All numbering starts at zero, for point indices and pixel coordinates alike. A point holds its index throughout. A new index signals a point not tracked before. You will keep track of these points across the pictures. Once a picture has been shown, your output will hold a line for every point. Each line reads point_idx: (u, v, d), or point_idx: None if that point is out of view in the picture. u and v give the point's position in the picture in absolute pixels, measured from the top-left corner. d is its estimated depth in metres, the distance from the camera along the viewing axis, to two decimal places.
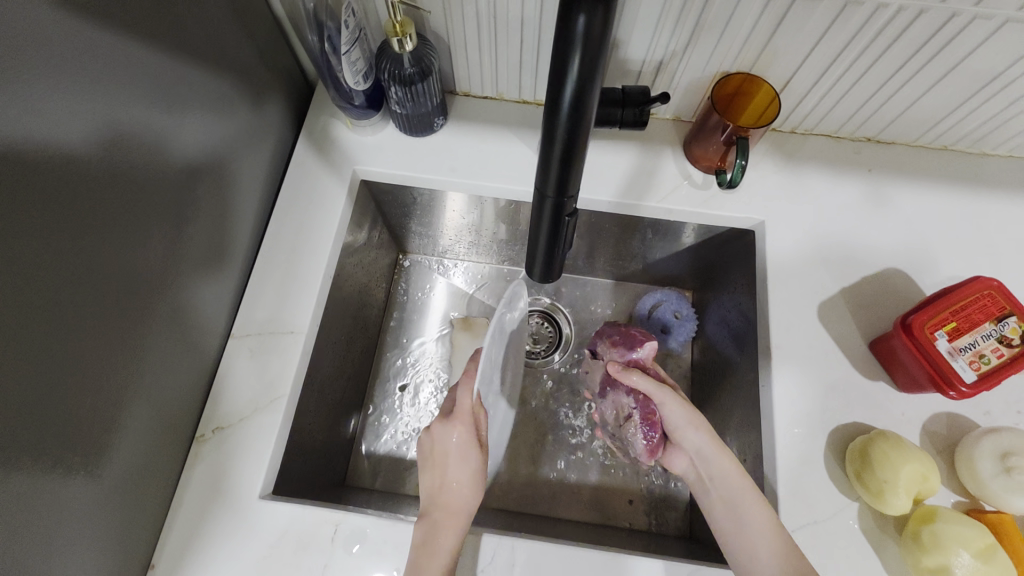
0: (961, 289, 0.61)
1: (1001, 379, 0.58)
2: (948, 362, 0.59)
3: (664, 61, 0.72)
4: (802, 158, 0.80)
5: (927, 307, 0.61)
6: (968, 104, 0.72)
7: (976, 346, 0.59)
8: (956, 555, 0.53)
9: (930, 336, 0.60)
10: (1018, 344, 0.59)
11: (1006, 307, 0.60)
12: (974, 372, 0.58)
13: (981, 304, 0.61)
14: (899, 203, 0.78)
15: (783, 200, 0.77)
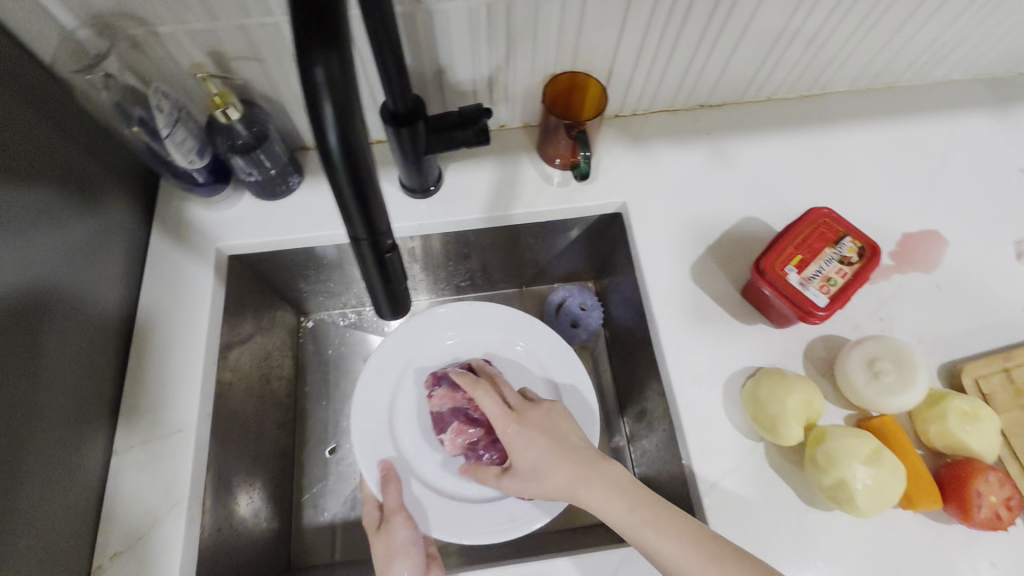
0: (800, 224, 0.67)
1: (850, 296, 0.64)
2: (802, 293, 0.64)
3: (492, 77, 0.75)
4: (647, 136, 0.85)
5: (774, 248, 0.65)
6: (771, 55, 0.79)
7: (822, 272, 0.64)
8: (849, 469, 0.56)
9: (781, 274, 0.65)
10: (855, 263, 0.64)
11: (840, 231, 0.66)
12: (825, 296, 0.63)
13: (819, 232, 0.66)
14: (741, 157, 0.83)
15: (638, 179, 0.81)
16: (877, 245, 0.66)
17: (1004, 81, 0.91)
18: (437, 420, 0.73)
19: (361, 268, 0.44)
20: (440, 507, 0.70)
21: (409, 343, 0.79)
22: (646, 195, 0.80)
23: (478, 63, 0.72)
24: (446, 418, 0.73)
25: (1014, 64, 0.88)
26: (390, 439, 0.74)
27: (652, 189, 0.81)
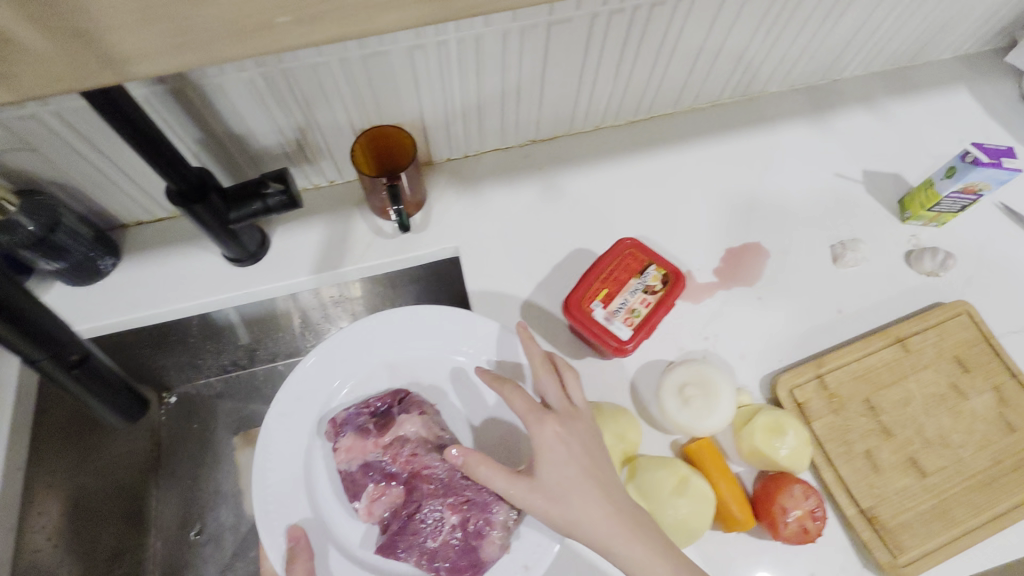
0: (607, 256, 0.68)
1: (655, 326, 0.65)
2: (609, 327, 0.65)
3: (300, 140, 0.74)
4: (479, 178, 0.85)
5: (581, 285, 0.67)
6: (582, 87, 0.80)
7: (627, 304, 0.66)
8: (661, 504, 0.58)
9: (588, 309, 0.66)
10: (659, 290, 0.66)
11: (644, 260, 0.68)
12: (629, 328, 0.64)
13: (626, 263, 0.68)
14: (570, 190, 0.85)
15: (469, 223, 0.82)
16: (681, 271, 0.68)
17: (820, 87, 0.95)
18: (348, 482, 0.67)
19: (59, 383, 0.63)
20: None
21: (318, 375, 0.70)
22: (478, 239, 0.81)
23: (277, 128, 0.71)
24: (358, 480, 0.67)
25: (824, 71, 0.92)
26: (307, 500, 0.67)
27: (483, 231, 0.81)
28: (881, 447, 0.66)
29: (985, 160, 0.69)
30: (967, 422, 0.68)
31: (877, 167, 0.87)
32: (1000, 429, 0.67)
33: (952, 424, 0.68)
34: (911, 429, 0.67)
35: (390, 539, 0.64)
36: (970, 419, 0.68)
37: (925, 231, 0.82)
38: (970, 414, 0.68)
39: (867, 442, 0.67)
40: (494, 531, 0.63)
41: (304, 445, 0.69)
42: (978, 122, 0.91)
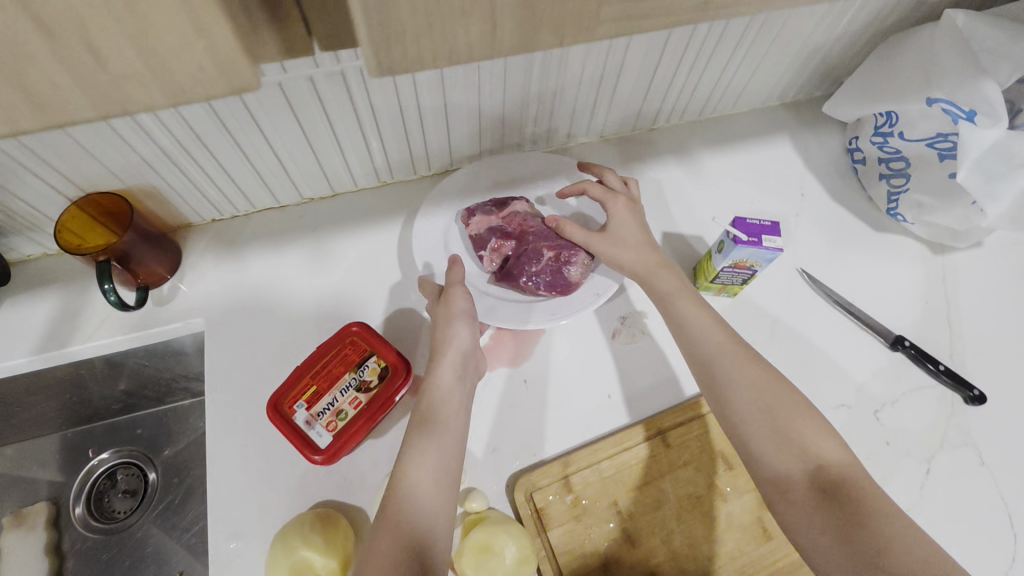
0: (324, 346, 0.61)
1: (362, 431, 0.59)
2: (308, 432, 0.58)
3: (2, 210, 0.66)
4: (244, 241, 0.78)
5: (287, 382, 0.60)
6: (341, 146, 0.72)
7: (334, 405, 0.59)
8: None
9: (288, 412, 0.59)
10: (374, 388, 0.60)
11: (363, 352, 0.61)
12: (330, 434, 0.58)
13: (345, 353, 0.62)
14: (343, 255, 0.78)
15: (223, 295, 0.75)
16: (405, 361, 0.61)
17: (636, 137, 0.88)
18: (475, 242, 0.74)
19: None
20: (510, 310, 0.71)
21: (452, 186, 0.79)
22: (229, 314, 0.74)
23: None
24: (483, 238, 0.74)
25: (634, 121, 0.86)
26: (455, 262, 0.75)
27: (237, 304, 0.74)
28: (621, 559, 0.61)
29: (744, 239, 0.63)
30: (719, 529, 0.62)
31: (680, 228, 0.81)
32: (754, 537, 0.62)
33: (703, 531, 0.62)
34: (657, 538, 0.61)
35: (507, 271, 0.71)
36: (723, 526, 0.62)
37: (717, 302, 0.75)
38: (723, 520, 0.62)
39: (605, 554, 0.60)
40: (575, 265, 0.71)
41: (444, 229, 0.76)
42: (796, 176, 0.85)
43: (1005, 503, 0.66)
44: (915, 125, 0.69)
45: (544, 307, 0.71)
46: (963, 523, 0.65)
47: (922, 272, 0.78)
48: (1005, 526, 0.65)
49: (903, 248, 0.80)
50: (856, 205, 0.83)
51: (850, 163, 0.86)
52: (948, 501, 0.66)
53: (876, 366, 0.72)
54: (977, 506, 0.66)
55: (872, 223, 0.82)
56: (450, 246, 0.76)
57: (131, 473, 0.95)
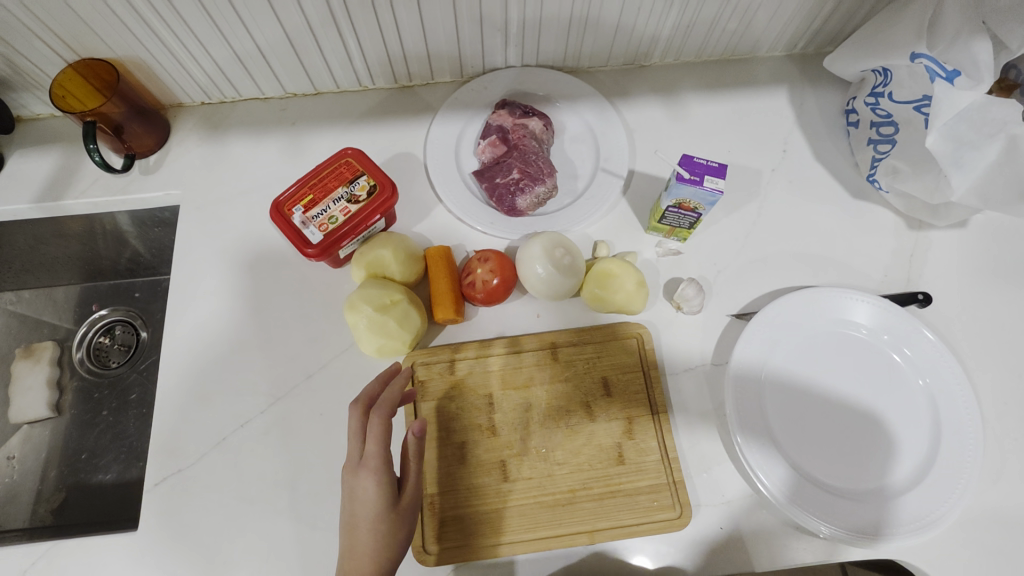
0: (322, 164, 0.69)
1: (346, 238, 0.66)
2: (301, 231, 0.66)
3: (9, 65, 0.73)
4: (227, 126, 0.83)
5: (293, 188, 0.68)
6: (319, 42, 0.75)
7: (327, 211, 0.66)
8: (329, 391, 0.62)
9: (286, 211, 0.67)
10: (362, 200, 0.67)
11: (354, 170, 0.68)
12: (322, 233, 0.65)
13: (340, 172, 0.69)
14: (316, 150, 0.82)
15: (202, 171, 0.80)
16: (391, 182, 0.69)
17: (625, 72, 0.87)
18: (485, 129, 0.79)
19: None
20: (488, 214, 0.76)
21: (467, 96, 0.83)
22: (204, 189, 0.79)
23: None
24: (489, 130, 0.78)
25: (624, 53, 0.84)
26: (456, 160, 0.79)
27: (212, 181, 0.80)
28: (480, 443, 0.64)
29: (686, 177, 0.63)
30: (576, 444, 0.64)
31: (649, 167, 0.80)
32: (607, 457, 0.64)
33: (559, 440, 0.64)
34: (517, 435, 0.65)
35: (483, 170, 0.76)
36: (581, 441, 0.65)
37: (666, 245, 0.75)
38: (584, 436, 0.65)
39: (465, 433, 0.65)
40: (524, 198, 0.73)
41: (452, 133, 0.81)
42: (784, 131, 0.82)
43: (890, 461, 0.62)
44: (903, 86, 0.66)
45: (513, 220, 0.75)
46: (838, 469, 0.62)
47: (890, 245, 0.75)
48: (881, 484, 0.61)
49: (879, 218, 0.77)
50: (839, 168, 0.80)
51: (845, 125, 0.82)
52: (833, 448, 0.63)
53: (805, 305, 0.68)
54: (859, 456, 0.62)
55: (853, 189, 0.79)
56: (452, 148, 0.80)
57: (128, 329, 1.05)
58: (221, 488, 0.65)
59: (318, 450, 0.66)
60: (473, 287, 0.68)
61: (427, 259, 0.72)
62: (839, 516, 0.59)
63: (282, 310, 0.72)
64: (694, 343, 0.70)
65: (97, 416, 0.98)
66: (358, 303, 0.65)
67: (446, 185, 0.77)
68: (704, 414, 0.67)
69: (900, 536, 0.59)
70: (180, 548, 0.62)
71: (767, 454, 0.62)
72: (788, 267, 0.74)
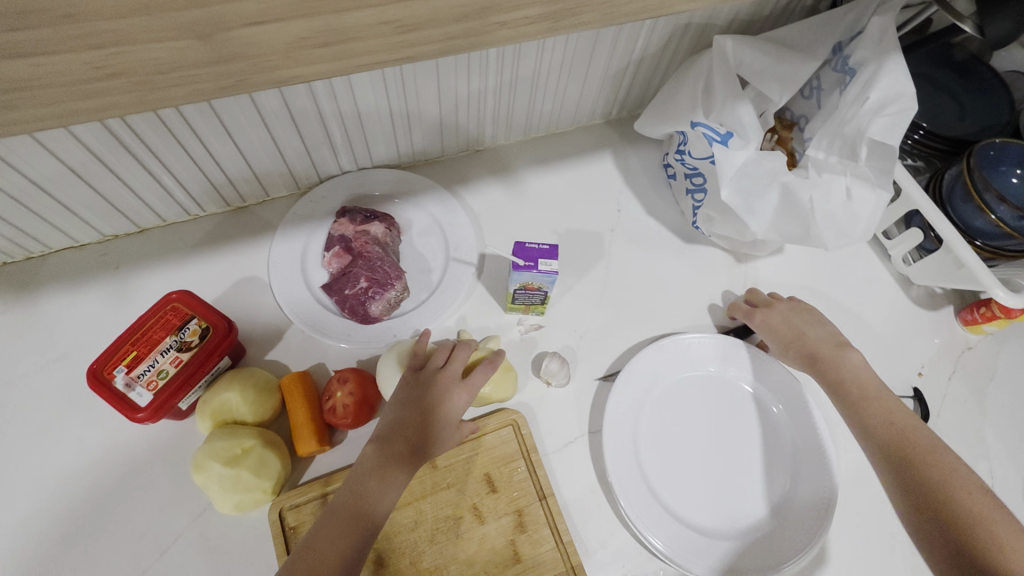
0: (145, 314, 0.64)
1: (180, 390, 0.61)
2: (126, 395, 0.60)
3: None
4: (38, 284, 0.75)
5: (111, 348, 0.62)
6: (130, 185, 0.71)
7: (155, 366, 0.61)
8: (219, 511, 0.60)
9: (105, 376, 0.60)
10: (194, 347, 0.63)
11: (181, 315, 0.64)
12: (150, 393, 0.60)
13: (166, 320, 0.64)
14: (147, 292, 0.76)
15: (9, 339, 0.71)
16: (226, 319, 0.65)
17: (462, 158, 0.90)
18: (327, 241, 0.78)
19: None
20: (345, 326, 0.74)
21: (305, 208, 0.81)
22: (13, 361, 0.70)
23: None
24: (332, 242, 0.77)
25: (455, 143, 0.87)
26: (302, 276, 0.77)
27: (23, 349, 0.71)
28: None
29: (521, 264, 0.65)
30: (469, 552, 0.62)
31: (499, 247, 0.82)
32: (503, 559, 0.62)
33: (451, 552, 0.62)
34: (406, 559, 0.61)
35: (330, 284, 0.74)
36: (475, 549, 0.62)
37: (527, 321, 0.77)
38: (477, 543, 0.62)
39: None
40: (375, 305, 0.72)
41: (296, 248, 0.79)
42: (616, 191, 0.88)
43: (763, 491, 0.66)
44: (697, 146, 0.74)
45: (373, 328, 0.74)
46: (716, 512, 0.64)
47: (725, 281, 0.82)
48: (757, 518, 0.64)
49: (711, 257, 0.84)
50: (669, 218, 0.86)
51: (666, 178, 0.89)
52: (710, 493, 0.65)
53: (660, 357, 0.72)
54: (740, 492, 0.66)
55: (684, 235, 0.85)
56: (297, 264, 0.78)
57: None
58: None
59: None
60: (334, 413, 0.65)
61: (281, 391, 0.67)
62: (725, 561, 0.62)
63: (123, 484, 0.64)
64: (569, 415, 0.71)
65: None
66: (223, 455, 0.59)
67: (297, 305, 0.75)
68: (589, 487, 0.67)
69: (789, 561, 0.61)
70: None
71: (652, 516, 0.63)
72: (642, 320, 0.78)
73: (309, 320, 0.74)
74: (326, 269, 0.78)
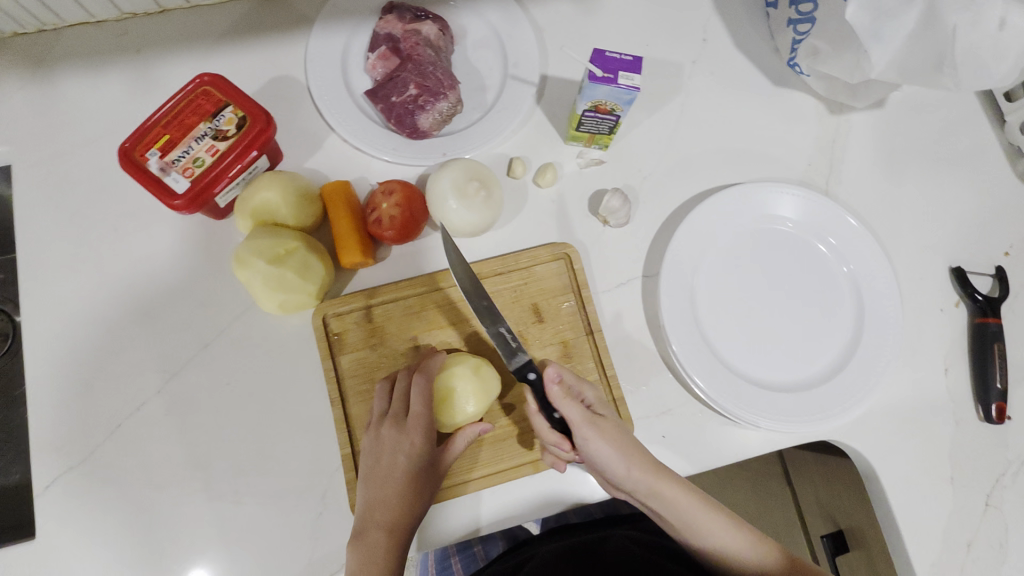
0: (174, 97, 0.58)
1: (218, 181, 0.56)
2: (161, 180, 0.55)
3: None
4: (53, 61, 0.67)
5: (140, 130, 0.56)
6: None
7: (190, 153, 0.56)
8: (264, 307, 0.59)
9: (138, 159, 0.56)
10: (231, 136, 0.57)
11: (214, 100, 0.57)
12: (187, 181, 0.56)
13: (199, 105, 0.58)
14: (171, 83, 0.68)
15: (30, 119, 0.66)
16: (264, 111, 0.58)
17: None
18: (372, 41, 0.68)
19: None
20: (391, 138, 0.67)
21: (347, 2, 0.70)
22: (38, 144, 0.65)
23: None
24: (378, 41, 0.67)
25: None
26: (344, 80, 0.68)
27: (46, 132, 0.66)
28: None
29: (599, 75, 0.56)
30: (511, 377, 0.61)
31: (563, 71, 0.72)
32: None
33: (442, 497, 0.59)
34: None
35: (375, 89, 0.66)
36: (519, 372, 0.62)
37: (588, 156, 0.70)
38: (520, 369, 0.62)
39: None
40: (424, 116, 0.64)
41: (335, 47, 0.69)
42: (703, 18, 0.75)
43: (816, 350, 0.63)
44: None
45: (424, 143, 0.67)
46: (762, 365, 0.62)
47: (813, 133, 0.73)
48: (808, 374, 0.62)
49: (801, 105, 0.73)
50: (760, 57, 0.75)
51: (764, 8, 0.76)
52: (761, 346, 0.63)
53: (732, 204, 0.66)
54: (793, 347, 0.63)
55: (774, 77, 0.74)
56: (338, 66, 0.69)
57: None
58: (127, 473, 0.59)
59: (230, 422, 0.60)
60: (379, 225, 0.61)
61: (323, 199, 0.63)
62: (772, 410, 0.60)
63: (163, 278, 0.62)
64: (624, 256, 0.67)
65: None
66: (267, 250, 0.57)
67: (339, 111, 0.67)
68: (636, 330, 0.65)
69: (833, 417, 0.61)
70: (92, 550, 0.57)
71: (702, 361, 0.61)
72: (713, 168, 0.71)
73: (353, 127, 0.67)
74: (370, 74, 0.69)
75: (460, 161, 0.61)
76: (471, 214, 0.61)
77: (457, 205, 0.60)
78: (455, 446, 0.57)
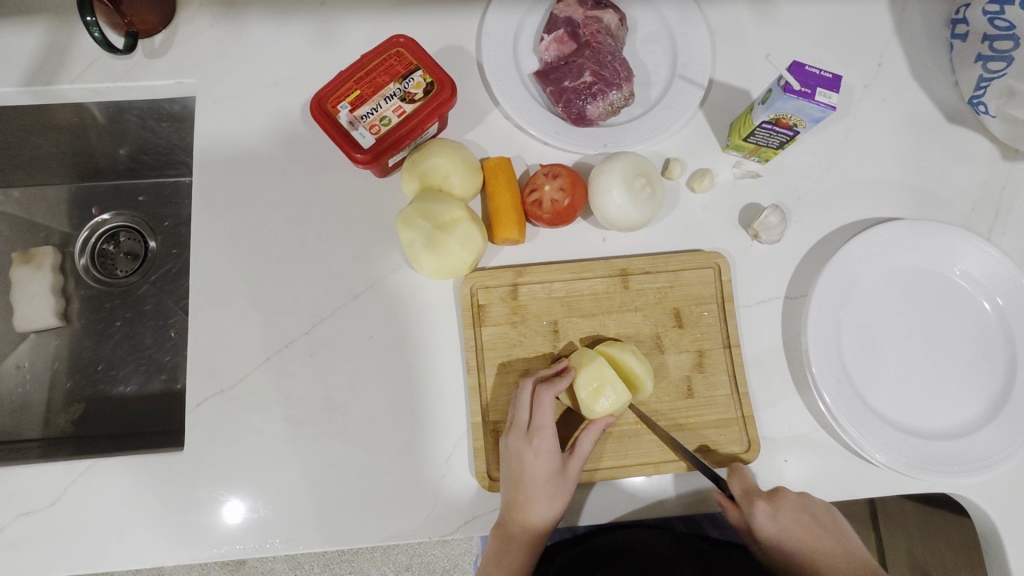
0: (368, 55, 0.60)
1: (399, 141, 0.58)
2: (349, 133, 0.58)
3: None
4: (244, 3, 0.70)
5: (335, 82, 0.59)
6: None
7: (378, 111, 0.58)
8: (420, 268, 0.60)
9: (329, 110, 0.58)
10: (418, 99, 0.58)
11: (407, 63, 0.59)
12: (372, 137, 0.58)
13: (390, 65, 0.60)
14: (349, 38, 0.70)
15: (217, 56, 0.69)
16: (450, 78, 0.59)
17: None
18: (548, 21, 0.68)
19: None
20: (554, 121, 0.67)
21: None
22: (222, 82, 0.69)
23: None
24: (555, 23, 0.67)
25: None
26: (514, 58, 0.69)
27: (230, 71, 0.69)
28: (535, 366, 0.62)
29: (796, 88, 0.54)
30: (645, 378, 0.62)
31: (730, 78, 0.71)
32: (676, 391, 0.61)
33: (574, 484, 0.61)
34: None
35: (546, 71, 0.66)
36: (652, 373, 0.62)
37: (745, 167, 0.69)
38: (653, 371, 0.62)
39: (527, 361, 0.62)
40: (595, 106, 0.64)
41: (509, 23, 0.70)
42: (882, 41, 0.73)
43: (959, 402, 0.61)
44: None
45: (586, 130, 0.67)
46: (900, 407, 0.61)
47: (981, 176, 0.70)
48: (947, 424, 0.61)
49: (973, 146, 0.70)
50: (937, 90, 0.72)
51: (949, 38, 0.72)
52: (902, 388, 0.62)
53: (894, 239, 0.64)
54: (934, 395, 0.62)
55: (949, 113, 0.71)
56: (509, 43, 0.69)
57: (133, 237, 0.95)
58: (270, 404, 0.62)
59: (369, 374, 0.62)
60: (538, 207, 0.62)
61: (484, 173, 0.64)
62: (907, 454, 0.59)
63: (323, 227, 0.65)
64: (769, 274, 0.66)
65: (94, 322, 0.90)
66: (434, 214, 0.59)
67: (508, 87, 0.68)
68: (771, 351, 0.64)
69: (970, 474, 0.59)
70: (230, 469, 0.61)
71: (841, 393, 0.60)
72: (871, 199, 0.69)
73: (519, 106, 0.67)
74: (539, 55, 0.69)
75: (631, 156, 0.62)
76: (633, 209, 0.61)
77: (621, 196, 0.60)
78: (578, 453, 0.57)
